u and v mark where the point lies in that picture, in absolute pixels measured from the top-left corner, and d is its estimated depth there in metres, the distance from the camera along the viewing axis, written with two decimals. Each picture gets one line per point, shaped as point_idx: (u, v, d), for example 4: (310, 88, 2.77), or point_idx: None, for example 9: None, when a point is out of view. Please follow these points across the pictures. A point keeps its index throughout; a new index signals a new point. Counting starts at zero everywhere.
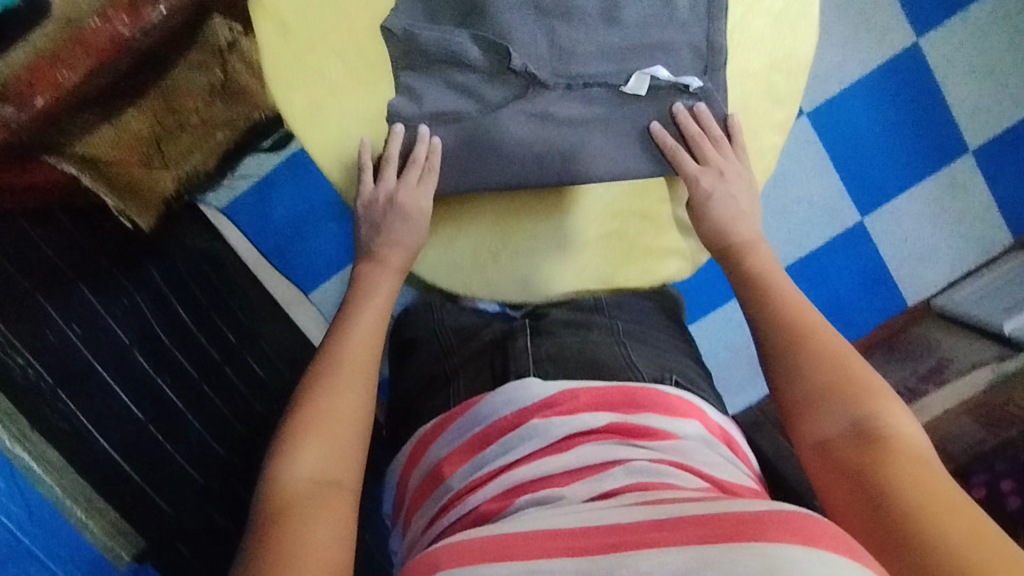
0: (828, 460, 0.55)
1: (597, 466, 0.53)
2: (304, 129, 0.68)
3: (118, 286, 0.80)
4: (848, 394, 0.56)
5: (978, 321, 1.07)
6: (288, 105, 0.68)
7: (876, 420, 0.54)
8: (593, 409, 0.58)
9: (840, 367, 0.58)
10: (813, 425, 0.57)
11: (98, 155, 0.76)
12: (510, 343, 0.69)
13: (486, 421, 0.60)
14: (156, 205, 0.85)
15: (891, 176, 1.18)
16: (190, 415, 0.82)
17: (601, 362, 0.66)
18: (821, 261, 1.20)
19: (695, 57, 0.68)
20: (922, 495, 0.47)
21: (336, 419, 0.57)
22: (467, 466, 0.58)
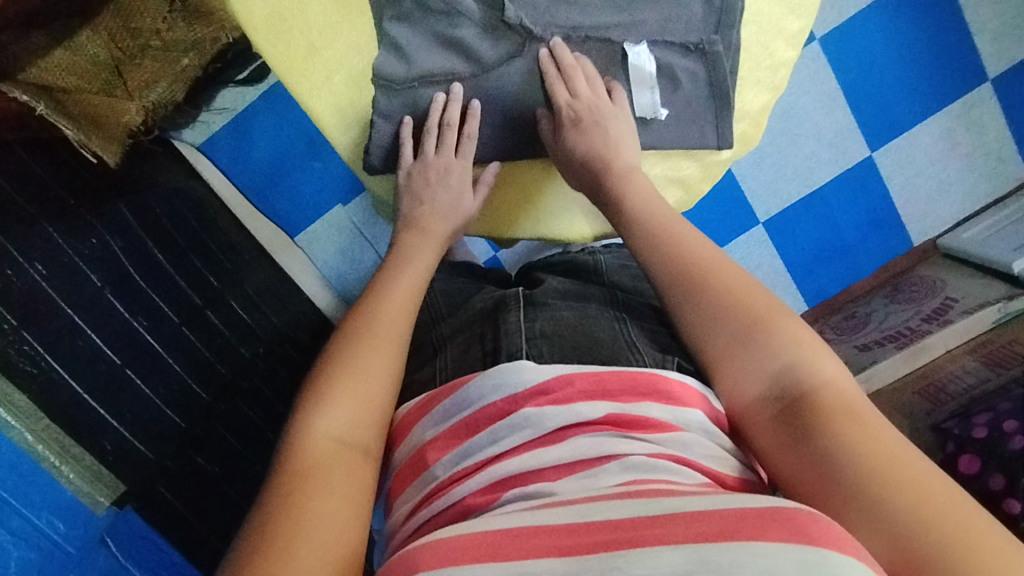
0: (762, 424, 0.52)
1: (591, 460, 0.50)
2: (265, 42, 0.64)
3: (85, 225, 0.75)
4: (767, 338, 0.53)
5: (986, 261, 1.04)
6: (246, 14, 0.63)
7: (805, 366, 0.51)
8: (588, 398, 0.55)
9: (750, 303, 0.55)
10: (740, 386, 0.53)
11: (53, 83, 0.70)
12: (502, 316, 0.66)
13: (474, 405, 0.56)
14: (121, 140, 0.79)
15: (903, 109, 1.12)
16: (171, 358, 0.80)
17: (597, 343, 0.63)
18: (826, 199, 1.15)
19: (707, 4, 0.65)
20: (872, 450, 0.45)
21: (369, 380, 0.56)
22: (453, 454, 0.55)
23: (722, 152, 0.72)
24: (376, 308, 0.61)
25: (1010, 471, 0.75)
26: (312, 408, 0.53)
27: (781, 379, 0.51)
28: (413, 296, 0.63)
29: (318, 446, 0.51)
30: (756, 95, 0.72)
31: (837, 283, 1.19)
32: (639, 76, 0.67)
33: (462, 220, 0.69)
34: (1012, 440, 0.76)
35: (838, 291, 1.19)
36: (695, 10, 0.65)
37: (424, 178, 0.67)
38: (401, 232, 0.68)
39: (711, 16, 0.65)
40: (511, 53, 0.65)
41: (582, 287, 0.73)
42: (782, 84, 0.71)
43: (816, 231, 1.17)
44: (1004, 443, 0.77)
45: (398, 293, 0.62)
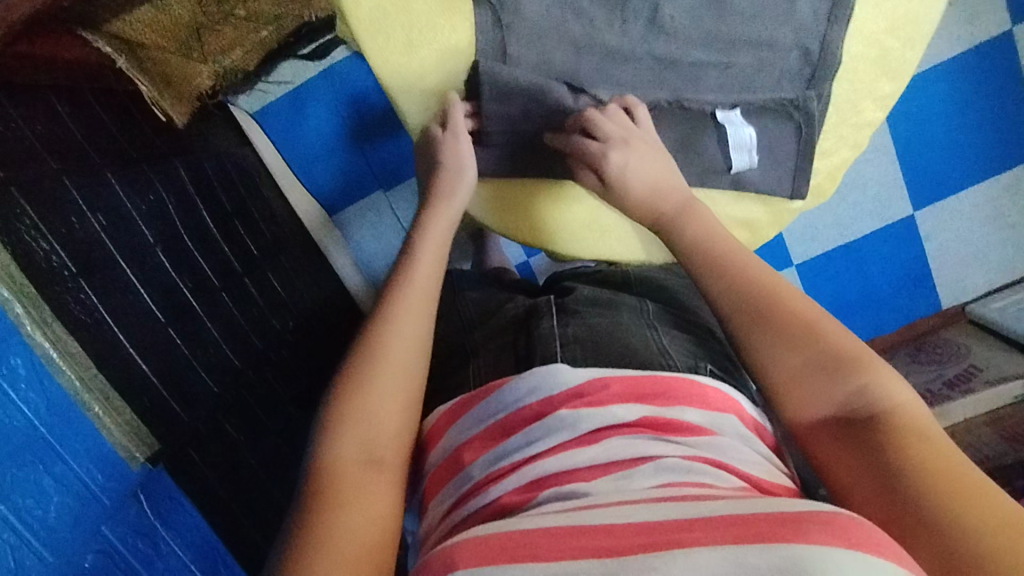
0: (827, 442, 0.52)
1: (626, 461, 0.51)
2: (363, 35, 0.65)
3: (146, 179, 0.76)
4: (832, 368, 0.53)
5: (1013, 333, 1.05)
6: (352, 7, 0.64)
7: (869, 391, 0.51)
8: (625, 402, 0.56)
9: (822, 335, 0.55)
10: (804, 407, 0.54)
11: (134, 37, 0.70)
12: (534, 324, 0.68)
13: (510, 408, 0.57)
14: (189, 100, 0.80)
15: (952, 173, 1.12)
16: (210, 322, 0.80)
17: (633, 351, 0.64)
18: (864, 251, 1.16)
19: (804, 62, 0.70)
20: (937, 475, 0.45)
21: (376, 387, 0.54)
22: (489, 455, 0.55)
23: (794, 202, 0.77)
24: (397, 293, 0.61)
25: None
26: (343, 406, 0.53)
27: (852, 402, 0.51)
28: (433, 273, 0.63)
29: (345, 441, 0.51)
30: (840, 149, 0.76)
31: (861, 333, 1.19)
32: (740, 140, 0.72)
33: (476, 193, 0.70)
34: None
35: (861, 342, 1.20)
36: (791, 63, 0.70)
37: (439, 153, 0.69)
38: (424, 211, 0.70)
39: (806, 69, 0.70)
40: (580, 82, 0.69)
41: (612, 294, 0.74)
42: (864, 141, 0.76)
43: (850, 284, 1.17)
44: None
45: (421, 273, 0.62)
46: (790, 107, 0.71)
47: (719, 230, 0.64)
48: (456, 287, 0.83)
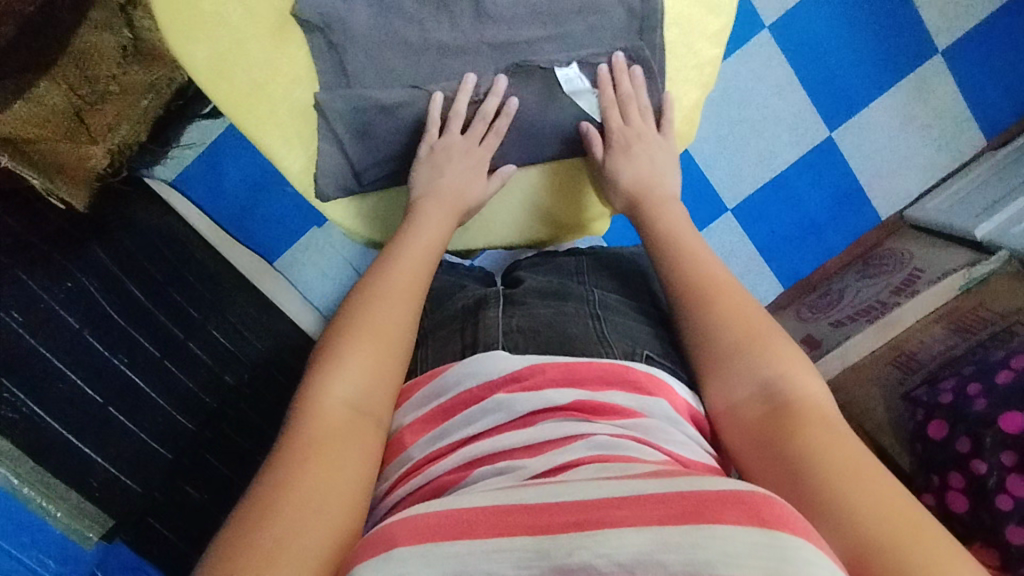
0: (739, 422, 0.56)
1: (559, 440, 0.52)
2: (209, 83, 0.64)
3: (61, 269, 0.77)
4: (755, 355, 0.57)
5: (949, 229, 1.07)
6: (187, 57, 0.63)
7: (786, 377, 0.55)
8: (557, 385, 0.57)
9: (745, 322, 0.60)
10: (726, 389, 0.58)
11: (18, 135, 0.70)
12: (482, 313, 0.69)
13: (453, 391, 0.59)
14: (86, 183, 0.81)
15: (857, 88, 1.14)
16: (154, 392, 0.82)
17: (575, 341, 0.64)
18: (790, 179, 1.17)
19: (631, 17, 0.69)
20: (832, 447, 0.49)
21: (383, 341, 0.58)
22: (430, 436, 0.57)
23: None
24: (389, 281, 0.62)
25: (976, 432, 0.76)
26: (346, 349, 0.57)
27: (767, 386, 0.55)
28: (426, 262, 0.65)
29: (330, 411, 0.53)
30: None
31: (810, 261, 1.21)
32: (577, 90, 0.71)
33: (476, 203, 0.72)
34: (975, 402, 0.77)
35: (811, 270, 1.22)
36: (618, 19, 0.69)
37: (446, 157, 0.69)
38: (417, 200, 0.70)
39: (634, 23, 0.69)
40: (416, 81, 0.67)
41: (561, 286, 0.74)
42: (711, 79, 0.76)
43: (785, 215, 1.19)
44: (967, 405, 0.78)
45: (411, 256, 0.65)
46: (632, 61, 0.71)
47: (679, 227, 0.69)
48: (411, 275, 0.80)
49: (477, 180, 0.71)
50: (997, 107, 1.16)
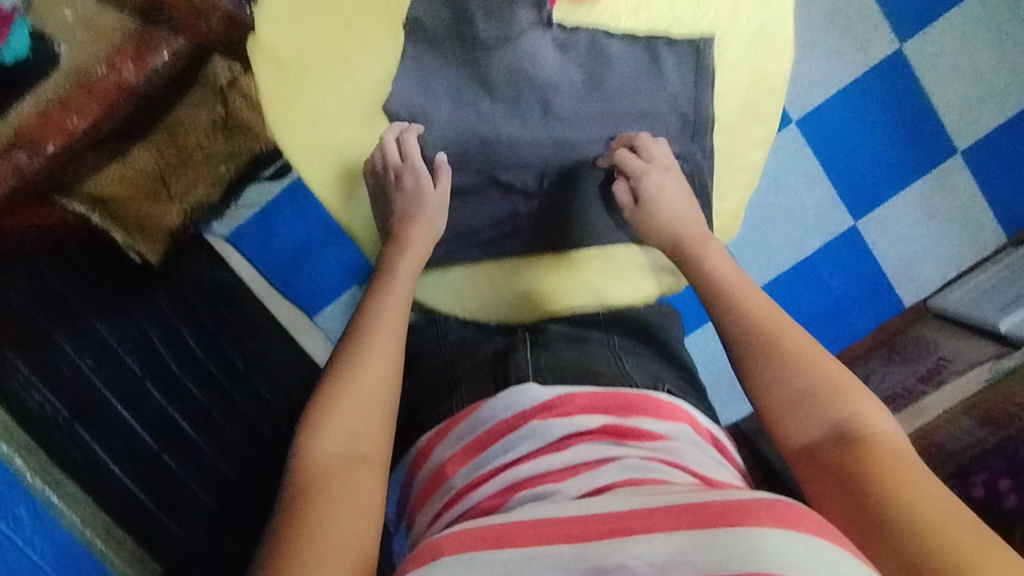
0: (814, 462, 0.53)
1: (592, 462, 0.51)
2: (302, 164, 0.65)
3: (130, 318, 0.82)
4: (826, 397, 0.54)
5: (975, 321, 1.09)
6: (285, 141, 0.64)
7: (856, 417, 0.53)
8: (590, 411, 0.56)
9: (820, 367, 0.56)
10: (796, 428, 0.55)
11: (105, 194, 0.77)
12: (510, 354, 0.64)
13: (488, 422, 0.57)
14: (161, 240, 0.87)
15: (880, 182, 1.20)
16: (200, 439, 0.84)
17: (603, 378, 0.61)
18: (815, 263, 1.22)
19: (683, 125, 0.71)
20: (908, 487, 0.47)
21: (361, 385, 0.56)
22: (470, 465, 0.55)
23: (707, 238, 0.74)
24: (374, 315, 0.60)
25: None
26: (332, 397, 0.55)
27: (839, 428, 0.53)
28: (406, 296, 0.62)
29: (322, 463, 0.51)
30: None
31: (834, 343, 1.24)
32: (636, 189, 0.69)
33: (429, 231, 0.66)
34: None
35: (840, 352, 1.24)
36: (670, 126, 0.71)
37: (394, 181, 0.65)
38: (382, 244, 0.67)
39: (686, 129, 0.71)
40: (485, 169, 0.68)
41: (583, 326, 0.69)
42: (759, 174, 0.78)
43: (813, 298, 1.22)
44: None
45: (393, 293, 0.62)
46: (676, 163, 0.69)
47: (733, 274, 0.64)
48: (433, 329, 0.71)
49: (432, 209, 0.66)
50: (1014, 206, 1.21)
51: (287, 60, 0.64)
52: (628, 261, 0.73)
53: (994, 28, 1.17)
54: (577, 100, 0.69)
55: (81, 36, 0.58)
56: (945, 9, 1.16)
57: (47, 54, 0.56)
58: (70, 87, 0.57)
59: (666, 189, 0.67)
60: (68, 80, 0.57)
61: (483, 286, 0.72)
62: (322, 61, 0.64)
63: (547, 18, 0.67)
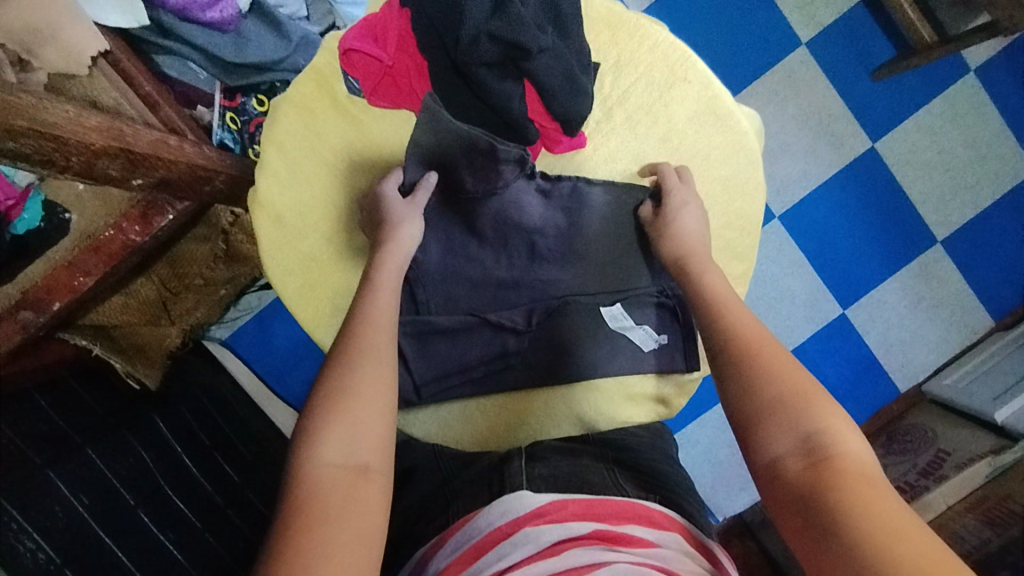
0: (779, 482, 0.48)
1: (584, 568, 0.47)
2: (296, 308, 0.65)
3: (123, 442, 0.83)
4: (794, 407, 0.50)
5: (971, 410, 1.09)
6: (282, 289, 0.66)
7: (825, 431, 0.49)
8: (581, 518, 0.53)
9: (788, 379, 0.52)
10: (764, 441, 0.50)
11: (107, 322, 0.82)
12: (505, 466, 0.62)
13: (481, 532, 0.54)
14: (159, 362, 0.90)
15: (866, 271, 1.23)
16: (191, 566, 0.81)
17: (597, 489, 0.58)
18: (809, 351, 1.23)
19: None
20: (869, 508, 0.43)
21: (356, 392, 0.51)
22: (465, 575, 0.51)
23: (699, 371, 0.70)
24: (364, 318, 0.56)
25: None
26: (326, 406, 0.50)
27: (810, 440, 0.48)
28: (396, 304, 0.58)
29: (319, 476, 0.47)
30: None
31: None
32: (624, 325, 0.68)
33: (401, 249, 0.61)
34: None
35: None
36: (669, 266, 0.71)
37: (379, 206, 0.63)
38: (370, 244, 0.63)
39: None
40: (476, 308, 0.67)
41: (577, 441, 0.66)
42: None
43: None
44: None
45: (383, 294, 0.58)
46: (658, 294, 0.68)
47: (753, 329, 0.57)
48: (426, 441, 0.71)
49: (408, 222, 0.62)
50: (998, 291, 1.24)
51: (285, 214, 0.65)
52: (624, 386, 0.68)
53: (961, 124, 1.22)
54: (565, 242, 0.67)
55: (92, 205, 0.61)
56: (912, 108, 1.22)
57: (57, 222, 0.59)
58: (79, 249, 0.61)
59: (689, 206, 0.64)
60: (77, 242, 0.61)
61: (476, 420, 0.68)
62: (315, 210, 0.65)
63: (530, 170, 0.65)
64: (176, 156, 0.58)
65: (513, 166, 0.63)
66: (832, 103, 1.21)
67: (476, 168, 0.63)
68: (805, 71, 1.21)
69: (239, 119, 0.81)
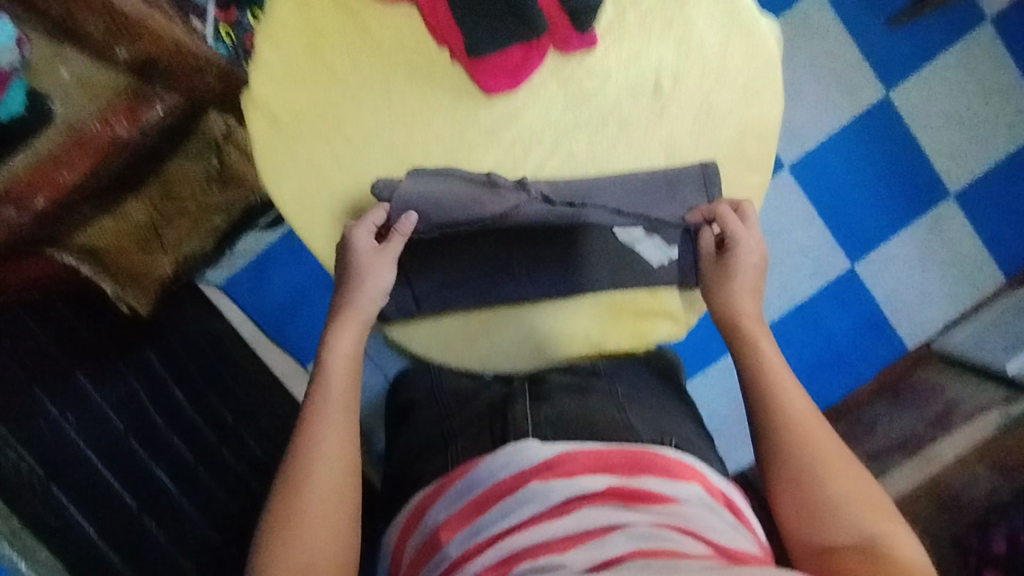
0: (831, 566, 0.53)
1: (598, 530, 0.48)
2: (292, 214, 0.65)
3: (118, 373, 0.82)
4: (856, 509, 0.55)
5: (982, 364, 1.05)
6: (276, 194, 0.64)
7: (886, 536, 0.53)
8: (592, 472, 0.54)
9: (852, 482, 0.57)
10: (822, 531, 0.55)
11: (97, 246, 0.77)
12: (509, 407, 0.63)
13: (486, 483, 0.55)
14: (151, 291, 0.87)
15: (876, 225, 1.20)
16: (186, 501, 0.82)
17: (602, 430, 0.60)
18: (816, 307, 1.20)
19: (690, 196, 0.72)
20: None
21: (310, 503, 0.56)
22: (467, 531, 0.52)
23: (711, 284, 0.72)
24: (317, 421, 0.60)
25: None
26: (283, 522, 0.55)
27: (866, 543, 0.53)
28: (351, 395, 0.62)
29: None
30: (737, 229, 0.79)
31: (837, 386, 1.21)
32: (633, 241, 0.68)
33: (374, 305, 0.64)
34: None
35: (841, 397, 1.21)
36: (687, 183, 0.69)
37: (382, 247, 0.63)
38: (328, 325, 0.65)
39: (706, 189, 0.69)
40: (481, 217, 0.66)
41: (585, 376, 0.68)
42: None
43: (814, 345, 1.21)
44: None
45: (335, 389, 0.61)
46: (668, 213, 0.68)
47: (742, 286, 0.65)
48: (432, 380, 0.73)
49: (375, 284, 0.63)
50: (1010, 246, 1.21)
51: (277, 111, 0.63)
52: (632, 304, 0.70)
53: (976, 74, 1.19)
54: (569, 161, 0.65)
55: (76, 95, 0.64)
56: (926, 57, 1.19)
57: (38, 110, 0.61)
58: (64, 141, 0.61)
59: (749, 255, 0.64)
60: (61, 133, 0.62)
61: (474, 334, 0.69)
62: (310, 108, 0.63)
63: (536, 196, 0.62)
64: (165, 33, 0.61)
65: (511, 187, 0.62)
66: (845, 51, 1.18)
67: (471, 193, 0.62)
68: (817, 19, 1.17)
69: (234, 35, 0.78)
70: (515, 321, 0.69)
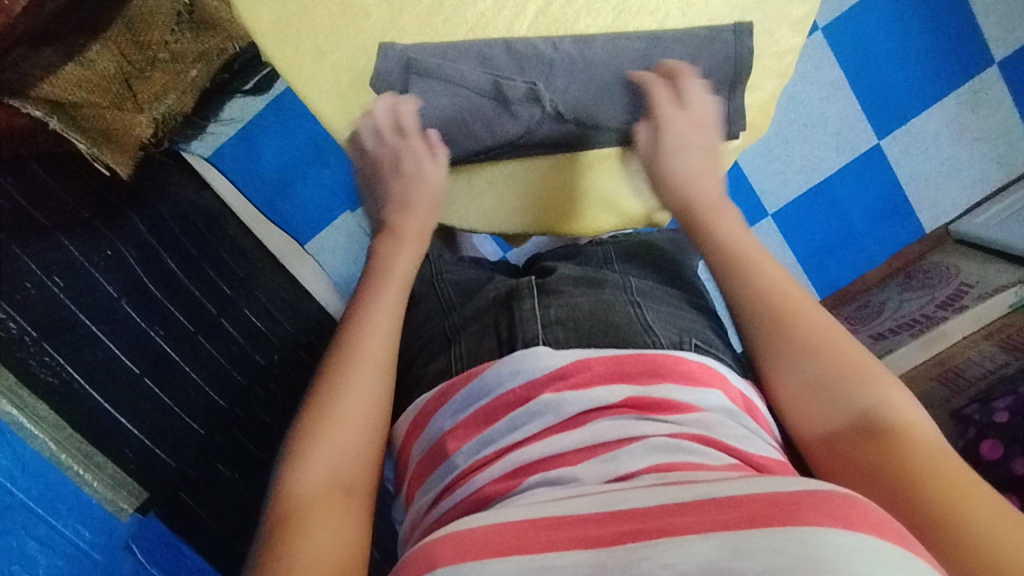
0: (833, 453, 0.48)
1: (614, 443, 0.46)
2: (273, 47, 0.64)
3: (100, 236, 0.79)
4: (849, 380, 0.49)
5: (1000, 244, 1.03)
6: (253, 21, 0.64)
7: (885, 405, 0.48)
8: (607, 382, 0.50)
9: (833, 349, 0.51)
10: (817, 414, 0.50)
11: (66, 98, 0.73)
12: (515, 303, 0.60)
13: (493, 392, 0.52)
14: (132, 152, 0.80)
15: (910, 96, 1.11)
16: (190, 368, 0.82)
17: (619, 332, 0.57)
18: (835, 184, 1.15)
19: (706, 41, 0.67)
20: (931, 478, 0.43)
21: (350, 399, 0.52)
22: (473, 442, 0.50)
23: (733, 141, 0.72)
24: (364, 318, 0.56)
25: None
26: (319, 414, 0.51)
27: (861, 416, 0.48)
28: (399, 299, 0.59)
29: (305, 485, 0.48)
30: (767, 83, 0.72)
31: (849, 271, 1.18)
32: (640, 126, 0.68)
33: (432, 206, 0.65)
34: None
35: (849, 280, 1.18)
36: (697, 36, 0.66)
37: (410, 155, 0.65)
38: (374, 236, 0.64)
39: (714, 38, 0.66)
40: (487, 94, 0.65)
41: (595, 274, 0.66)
42: (788, 72, 0.71)
43: (827, 224, 1.16)
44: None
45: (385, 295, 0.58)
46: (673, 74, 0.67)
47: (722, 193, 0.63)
48: (433, 270, 0.71)
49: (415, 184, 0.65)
50: None
51: None
52: None
53: None
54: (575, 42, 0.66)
55: None
56: None
57: None
58: None
59: None
60: None
61: (482, 193, 0.72)
62: None
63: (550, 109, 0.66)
64: None
65: (523, 105, 0.66)
66: None
67: (480, 113, 0.66)
68: None
69: None
70: (523, 181, 0.72)
